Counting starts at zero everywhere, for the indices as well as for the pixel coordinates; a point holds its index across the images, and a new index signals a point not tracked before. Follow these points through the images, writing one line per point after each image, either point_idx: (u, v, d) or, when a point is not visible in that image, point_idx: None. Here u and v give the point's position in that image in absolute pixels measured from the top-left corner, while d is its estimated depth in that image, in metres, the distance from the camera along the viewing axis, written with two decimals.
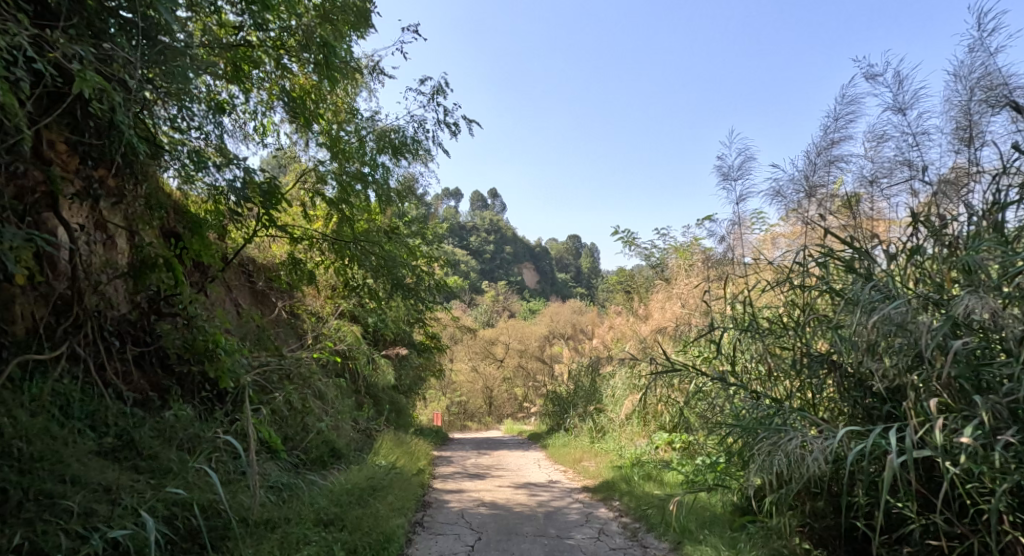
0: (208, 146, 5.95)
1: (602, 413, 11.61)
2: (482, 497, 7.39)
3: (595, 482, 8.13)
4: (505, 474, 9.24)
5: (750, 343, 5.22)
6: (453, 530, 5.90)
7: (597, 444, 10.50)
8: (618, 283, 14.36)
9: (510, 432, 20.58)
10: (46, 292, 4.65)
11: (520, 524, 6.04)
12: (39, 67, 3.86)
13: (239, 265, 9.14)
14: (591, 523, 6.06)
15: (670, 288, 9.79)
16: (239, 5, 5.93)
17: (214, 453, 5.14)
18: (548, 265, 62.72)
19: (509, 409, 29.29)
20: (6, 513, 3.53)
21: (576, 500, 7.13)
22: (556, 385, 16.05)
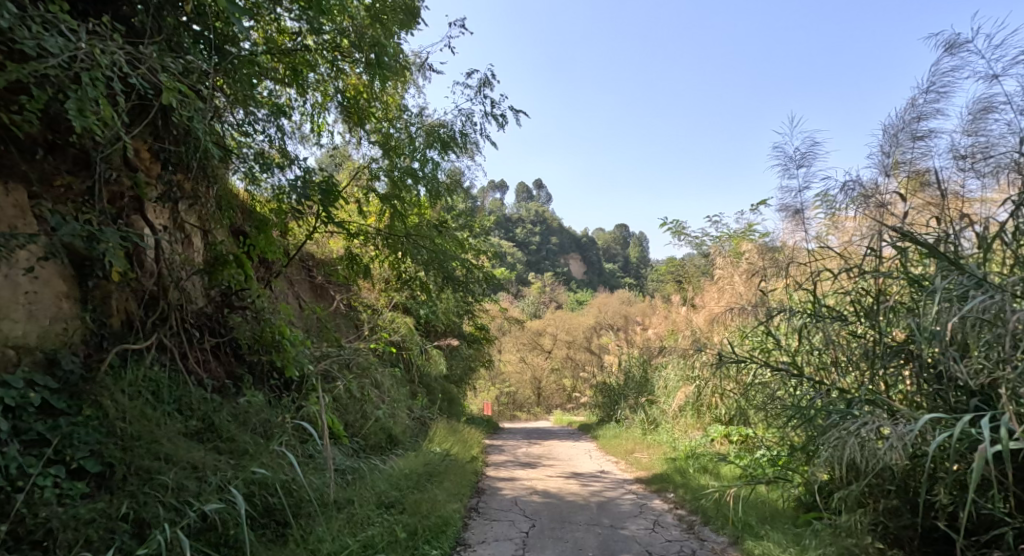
0: (272, 148, 6.34)
1: (654, 405, 11.70)
2: (534, 486, 7.64)
3: (648, 473, 8.27)
4: (557, 464, 9.48)
5: (812, 331, 5.27)
6: (508, 517, 6.17)
7: (650, 436, 10.60)
8: (669, 272, 14.39)
9: (559, 423, 20.84)
10: (137, 288, 4.97)
11: (574, 513, 6.26)
12: (134, 82, 4.24)
13: (299, 261, 9.64)
14: (645, 515, 6.22)
15: (723, 278, 9.79)
16: (294, 11, 6.23)
17: (287, 438, 5.52)
18: (597, 255, 62.46)
19: (558, 400, 29.51)
20: (113, 486, 3.85)
21: (630, 492, 7.29)
22: (605, 376, 16.19)
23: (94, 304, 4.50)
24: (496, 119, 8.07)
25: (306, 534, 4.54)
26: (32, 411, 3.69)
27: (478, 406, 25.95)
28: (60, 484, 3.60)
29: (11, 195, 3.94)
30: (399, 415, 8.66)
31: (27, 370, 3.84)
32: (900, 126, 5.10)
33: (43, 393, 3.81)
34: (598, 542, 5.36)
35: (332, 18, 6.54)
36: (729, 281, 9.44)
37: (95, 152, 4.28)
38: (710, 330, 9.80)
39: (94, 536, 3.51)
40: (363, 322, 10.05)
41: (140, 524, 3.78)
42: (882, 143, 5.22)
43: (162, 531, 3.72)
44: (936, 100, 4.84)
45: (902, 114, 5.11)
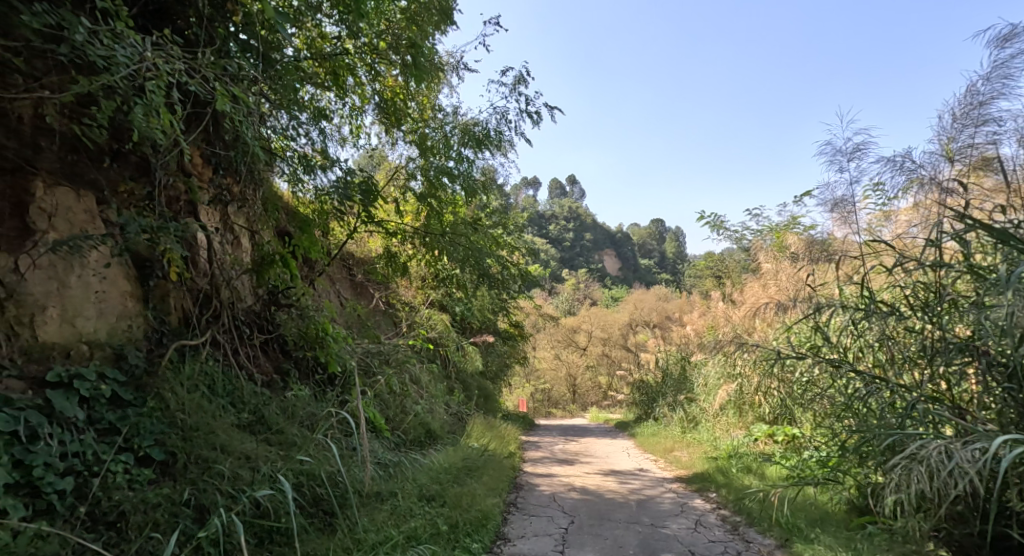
0: (314, 150, 6.58)
1: (693, 403, 11.65)
2: (572, 483, 7.76)
3: (689, 472, 8.28)
4: (594, 461, 9.57)
5: (865, 326, 5.26)
6: (547, 512, 6.30)
7: (690, 434, 10.59)
8: (708, 266, 14.32)
9: (595, 420, 20.91)
10: (192, 287, 5.19)
11: (614, 511, 6.34)
12: (194, 89, 4.41)
13: (341, 261, 9.91)
14: (687, 515, 6.26)
15: (767, 274, 9.68)
16: (333, 16, 6.41)
17: (331, 431, 5.72)
18: (632, 250, 62.02)
19: (594, 398, 29.50)
20: (175, 473, 4.01)
21: (670, 491, 7.33)
22: (642, 373, 16.14)
23: (155, 302, 4.75)
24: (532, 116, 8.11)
25: (353, 525, 4.70)
26: (104, 403, 3.86)
27: (512, 403, 26.10)
28: (130, 470, 3.75)
29: (83, 200, 4.12)
30: (438, 410, 8.83)
31: (99, 364, 3.99)
32: (958, 115, 5.06)
33: (114, 386, 3.96)
34: (639, 541, 5.44)
35: (370, 22, 6.70)
36: (773, 277, 9.35)
37: (156, 158, 4.45)
38: (753, 325, 9.76)
39: (161, 519, 3.66)
40: (402, 320, 10.25)
41: (200, 510, 3.95)
42: (937, 133, 5.21)
43: (220, 517, 3.88)
44: (995, 88, 4.80)
45: (960, 103, 5.07)
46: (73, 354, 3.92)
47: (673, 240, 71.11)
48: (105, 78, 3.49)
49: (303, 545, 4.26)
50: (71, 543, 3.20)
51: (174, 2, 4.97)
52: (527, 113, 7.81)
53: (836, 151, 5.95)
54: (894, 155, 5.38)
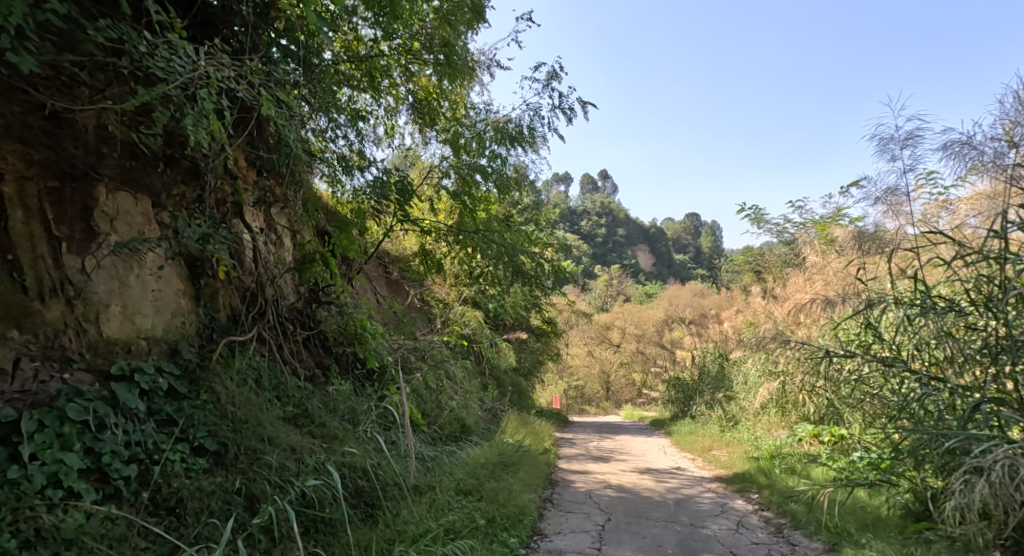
0: (351, 151, 6.76)
1: (732, 401, 11.55)
2: (608, 480, 7.81)
3: (729, 472, 8.24)
4: (630, 459, 9.61)
5: (921, 323, 5.13)
6: (583, 509, 6.39)
7: (729, 433, 10.51)
8: (746, 261, 14.21)
9: (629, 418, 20.91)
10: (240, 285, 5.36)
11: (651, 510, 6.38)
12: (242, 95, 4.55)
13: (377, 259, 10.13)
14: (728, 515, 6.23)
15: (812, 268, 9.52)
16: (370, 18, 6.56)
17: (372, 425, 5.89)
18: (667, 245, 61.41)
19: (628, 395, 29.45)
20: (226, 463, 4.17)
21: (709, 491, 7.33)
22: (679, 371, 16.03)
23: (206, 300, 4.96)
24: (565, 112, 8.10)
25: (394, 516, 4.82)
26: (162, 396, 4.04)
27: (546, 399, 26.17)
28: (186, 459, 3.91)
29: (140, 204, 4.34)
30: (472, 406, 8.96)
31: (156, 358, 4.18)
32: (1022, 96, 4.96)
33: (171, 380, 4.15)
34: (678, 540, 5.46)
35: (406, 24, 6.85)
36: (820, 270, 9.19)
37: (206, 164, 4.64)
38: (796, 322, 9.66)
39: (215, 506, 3.83)
40: (437, 316, 10.42)
41: (250, 498, 4.10)
42: (999, 117, 5.11)
43: (270, 507, 4.04)
44: None
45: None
46: (134, 349, 4.10)
47: (708, 234, 70.17)
48: (162, 87, 3.67)
49: (348, 535, 4.39)
50: (138, 526, 3.38)
51: (221, 12, 5.10)
52: (561, 109, 7.88)
53: (888, 140, 5.86)
54: (954, 141, 5.28)
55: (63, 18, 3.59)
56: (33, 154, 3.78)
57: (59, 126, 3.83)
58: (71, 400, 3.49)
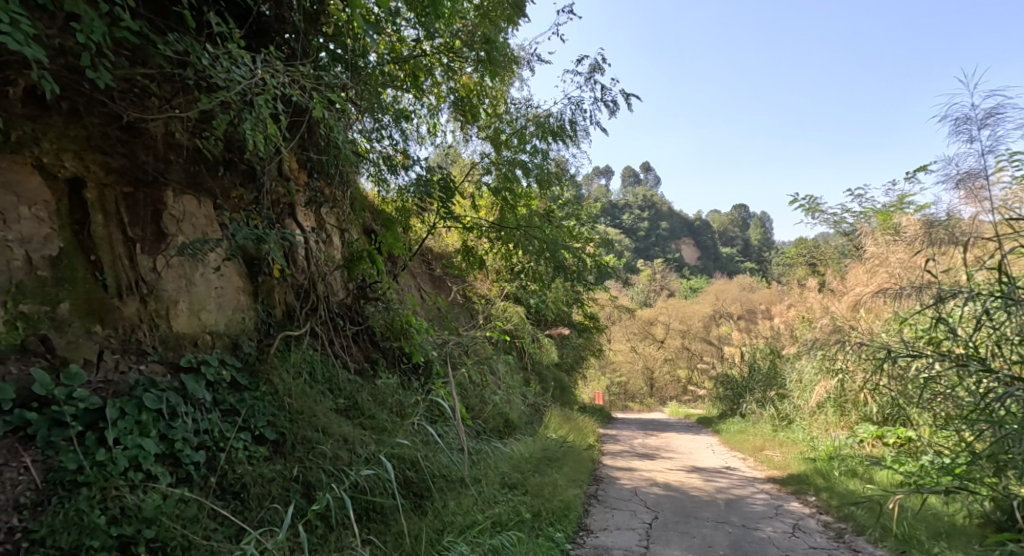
0: (396, 151, 6.93)
1: (785, 400, 11.34)
2: (654, 478, 7.84)
3: (783, 472, 8.12)
4: (676, 456, 9.60)
5: (1003, 318, 4.88)
6: (629, 506, 6.46)
7: (782, 432, 10.32)
8: (800, 253, 14.00)
9: (675, 415, 20.77)
10: (293, 282, 5.57)
11: (700, 510, 6.39)
12: (296, 99, 4.73)
13: (419, 255, 10.37)
14: (782, 517, 6.19)
15: (873, 259, 9.19)
16: (412, 19, 6.70)
17: (419, 418, 6.05)
18: (712, 238, 60.38)
19: (673, 392, 29.19)
20: (284, 452, 4.36)
21: (763, 491, 7.26)
22: (729, 367, 15.77)
23: (263, 296, 5.20)
24: (607, 106, 8.08)
25: (441, 506, 4.92)
26: (225, 387, 4.28)
27: (589, 394, 26.16)
28: (249, 448, 4.12)
29: (203, 206, 4.57)
30: (515, 400, 9.08)
31: (220, 352, 4.42)
32: None
33: (233, 371, 4.40)
34: (729, 541, 5.46)
35: (447, 23, 6.96)
36: (881, 263, 8.91)
37: (262, 166, 4.86)
38: (856, 317, 9.49)
39: (277, 492, 4.04)
40: (478, 312, 10.56)
41: (308, 486, 4.28)
42: None
43: (326, 494, 4.23)
44: None
45: None
46: (200, 343, 4.35)
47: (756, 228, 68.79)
48: (224, 94, 3.88)
49: (399, 524, 4.54)
50: (207, 508, 3.60)
51: (274, 21, 5.29)
52: (603, 101, 7.90)
53: (963, 120, 5.25)
54: None
55: (136, 33, 3.85)
56: (110, 161, 4.06)
57: (132, 135, 4.13)
58: (148, 390, 3.72)
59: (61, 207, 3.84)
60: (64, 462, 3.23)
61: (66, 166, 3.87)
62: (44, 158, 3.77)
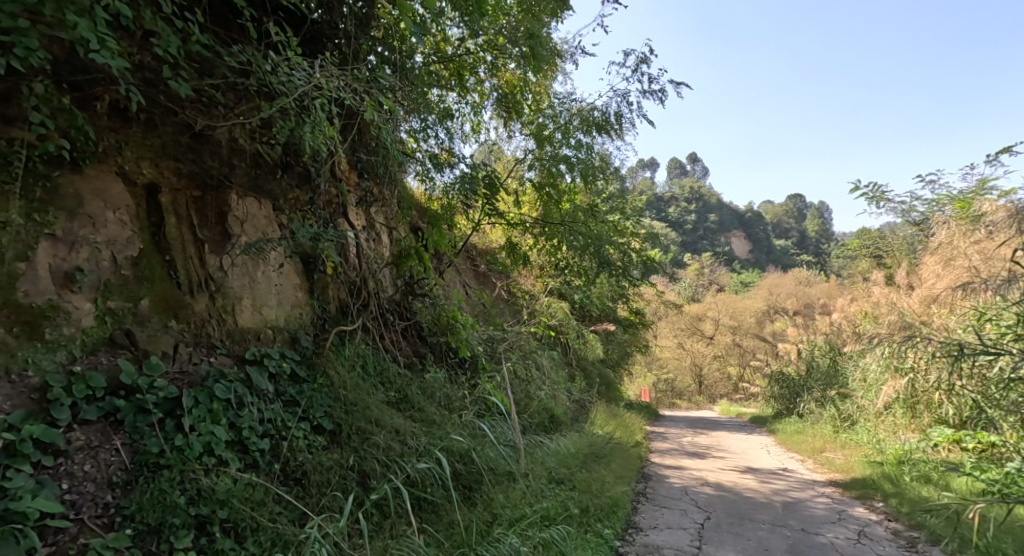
0: (441, 150, 7.07)
1: (846, 399, 11.04)
2: (705, 478, 7.83)
3: (846, 476, 7.94)
4: (729, 456, 9.54)
5: None
6: (679, 505, 6.49)
7: (844, 433, 10.05)
8: (862, 244, 13.59)
9: (725, 414, 20.42)
10: (346, 278, 5.77)
11: (757, 511, 6.35)
12: (348, 102, 4.91)
13: (463, 253, 10.52)
14: (845, 523, 6.10)
15: (956, 249, 8.73)
16: (456, 18, 6.83)
17: (467, 411, 6.19)
18: (764, 231, 58.95)
19: (723, 390, 28.55)
20: (340, 441, 4.55)
21: (824, 495, 7.13)
22: (786, 365, 15.43)
23: (318, 292, 5.43)
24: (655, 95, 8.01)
25: (491, 499, 5.03)
26: (286, 379, 4.50)
27: (636, 392, 25.98)
28: (308, 437, 4.33)
29: (263, 208, 4.81)
30: (561, 396, 9.15)
31: (280, 345, 4.65)
32: None
33: (292, 364, 4.63)
34: (787, 544, 5.44)
35: (490, 20, 7.06)
36: (961, 254, 8.57)
37: (317, 169, 5.08)
38: (930, 313, 9.19)
39: (336, 480, 4.23)
40: (523, 307, 10.65)
41: (364, 475, 4.47)
42: None
43: (382, 484, 4.40)
44: None
45: None
46: (262, 337, 4.59)
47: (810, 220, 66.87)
48: (284, 101, 4.08)
49: (450, 514, 4.68)
50: (272, 493, 3.82)
51: (326, 27, 5.48)
52: (650, 91, 7.87)
53: None
54: None
55: (205, 46, 4.10)
56: (182, 167, 4.30)
57: (201, 142, 4.37)
58: (218, 381, 3.96)
59: (140, 210, 4.10)
60: (149, 445, 3.47)
61: (144, 173, 4.13)
62: (125, 166, 4.02)
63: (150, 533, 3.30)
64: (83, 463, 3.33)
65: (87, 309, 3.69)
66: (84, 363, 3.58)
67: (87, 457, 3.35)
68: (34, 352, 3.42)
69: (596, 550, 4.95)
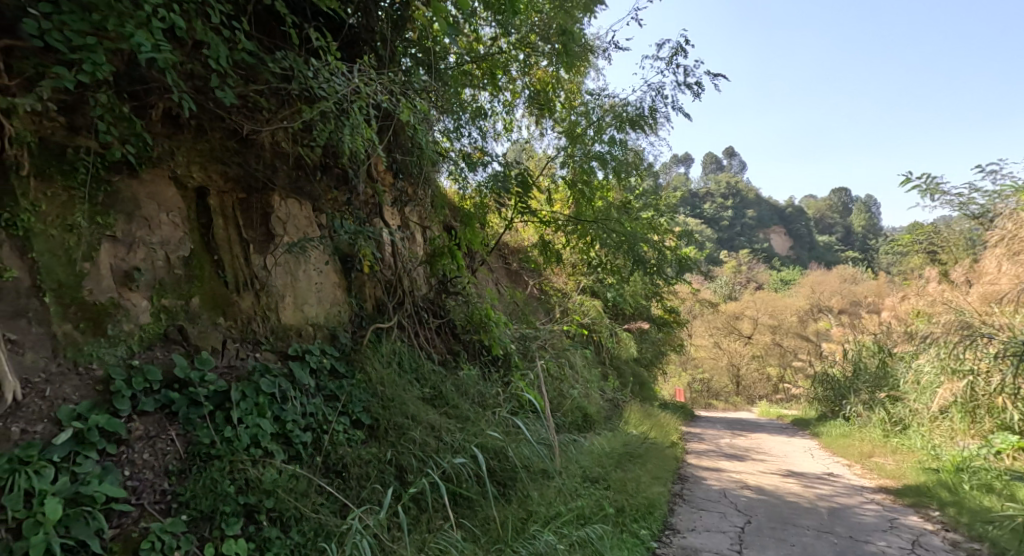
0: (474, 149, 7.15)
1: (897, 402, 10.76)
2: (744, 481, 7.78)
3: (898, 483, 7.76)
4: (770, 460, 9.47)
5: None
6: (718, 508, 6.47)
7: (896, 438, 9.83)
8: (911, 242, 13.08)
9: (765, 415, 20.13)
10: (382, 277, 5.89)
11: (799, 516, 6.28)
12: (386, 105, 5.01)
13: (496, 251, 10.60)
14: (896, 531, 5.98)
15: (1023, 241, 8.28)
16: (488, 17, 6.91)
17: (501, 409, 6.27)
18: (803, 227, 57.72)
19: (762, 391, 28.11)
20: (378, 436, 4.66)
21: (874, 502, 6.98)
22: (831, 366, 15.14)
23: (356, 290, 5.56)
24: (691, 88, 7.95)
25: (526, 496, 5.09)
26: (326, 374, 4.64)
27: (670, 392, 25.81)
28: (348, 431, 4.45)
29: (303, 208, 4.95)
30: (594, 395, 9.17)
31: (321, 342, 4.80)
32: None
33: (332, 360, 4.77)
34: (834, 552, 5.37)
35: (522, 18, 7.12)
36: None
37: (355, 170, 5.21)
38: (989, 313, 8.89)
39: (374, 473, 4.34)
40: (556, 305, 10.69)
41: (401, 469, 4.58)
42: None
43: (419, 478, 4.50)
44: None
45: None
46: (304, 333, 4.73)
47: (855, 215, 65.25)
48: (325, 105, 4.20)
49: (484, 509, 4.75)
50: (315, 484, 3.94)
51: (363, 32, 5.54)
52: (685, 84, 7.85)
53: None
54: None
55: (250, 53, 4.25)
56: (228, 170, 4.47)
57: (246, 147, 4.53)
58: (264, 375, 4.10)
59: (190, 212, 4.27)
60: (200, 437, 3.62)
61: (195, 177, 4.31)
62: (177, 170, 4.20)
63: (203, 519, 3.44)
64: (142, 451, 3.48)
65: (144, 306, 3.87)
66: (142, 358, 3.76)
67: (146, 446, 3.51)
68: (98, 347, 3.62)
69: (632, 551, 4.96)
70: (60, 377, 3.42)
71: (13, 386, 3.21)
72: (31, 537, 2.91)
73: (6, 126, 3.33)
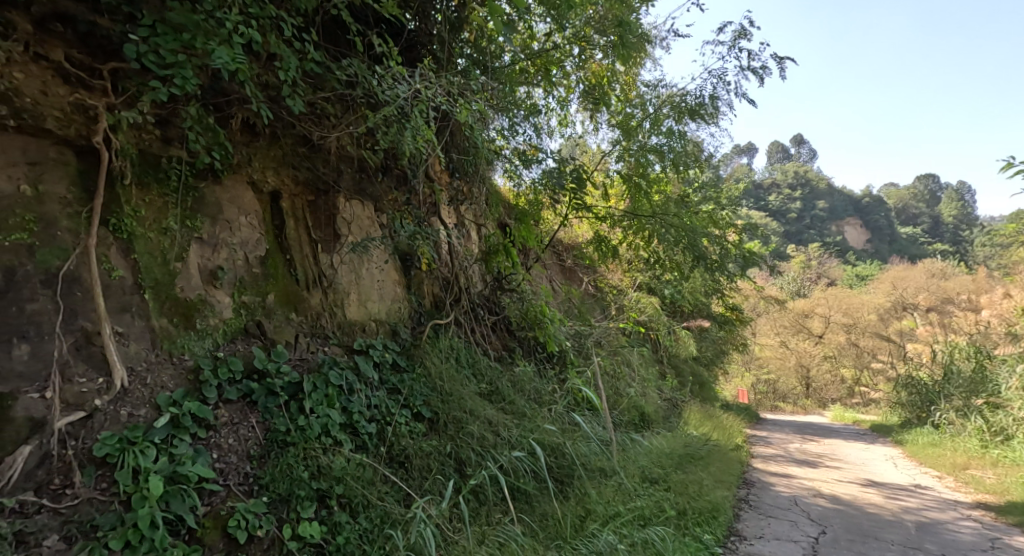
0: (529, 147, 7.23)
1: (996, 410, 10.23)
2: (818, 490, 7.64)
3: (998, 499, 7.43)
4: (843, 467, 9.25)
5: None
6: (791, 517, 6.38)
7: (996, 449, 9.37)
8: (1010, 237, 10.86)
9: (841, 420, 19.49)
10: (439, 274, 6.07)
11: (882, 530, 6.11)
12: (445, 108, 5.17)
13: (552, 247, 10.66)
14: (994, 551, 5.75)
15: None
16: (541, 13, 6.98)
17: (558, 405, 6.35)
18: (881, 220, 55.41)
19: (835, 393, 26.96)
20: (437, 429, 4.83)
21: (970, 519, 6.70)
22: (918, 371, 14.52)
23: (414, 288, 5.76)
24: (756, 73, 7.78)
25: (584, 494, 5.17)
26: (388, 368, 4.83)
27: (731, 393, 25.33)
28: (410, 423, 4.62)
29: (365, 208, 5.17)
30: (651, 394, 9.13)
31: (383, 337, 5.00)
32: None
33: (394, 354, 4.97)
34: None
35: (577, 11, 7.10)
36: None
37: (415, 171, 5.38)
38: None
39: (434, 464, 4.50)
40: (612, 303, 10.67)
41: (460, 462, 4.73)
42: None
43: (478, 471, 4.63)
44: None
45: None
46: (367, 329, 4.95)
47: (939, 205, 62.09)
48: (388, 109, 4.36)
49: (541, 505, 4.84)
50: (380, 473, 4.12)
51: (420, 35, 5.76)
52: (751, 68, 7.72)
53: None
54: None
55: (317, 62, 4.44)
56: (299, 174, 4.72)
57: (315, 152, 4.76)
58: (332, 368, 4.32)
59: (265, 214, 4.53)
60: (278, 425, 3.85)
61: (269, 181, 4.56)
62: (254, 175, 4.45)
63: (281, 502, 3.66)
64: (228, 436, 3.72)
65: (226, 302, 4.13)
66: (225, 349, 4.02)
67: (232, 431, 3.75)
68: (189, 339, 3.88)
69: (695, 554, 4.88)
70: (158, 365, 3.69)
71: (120, 373, 3.49)
72: (138, 509, 3.17)
73: (114, 139, 3.64)
